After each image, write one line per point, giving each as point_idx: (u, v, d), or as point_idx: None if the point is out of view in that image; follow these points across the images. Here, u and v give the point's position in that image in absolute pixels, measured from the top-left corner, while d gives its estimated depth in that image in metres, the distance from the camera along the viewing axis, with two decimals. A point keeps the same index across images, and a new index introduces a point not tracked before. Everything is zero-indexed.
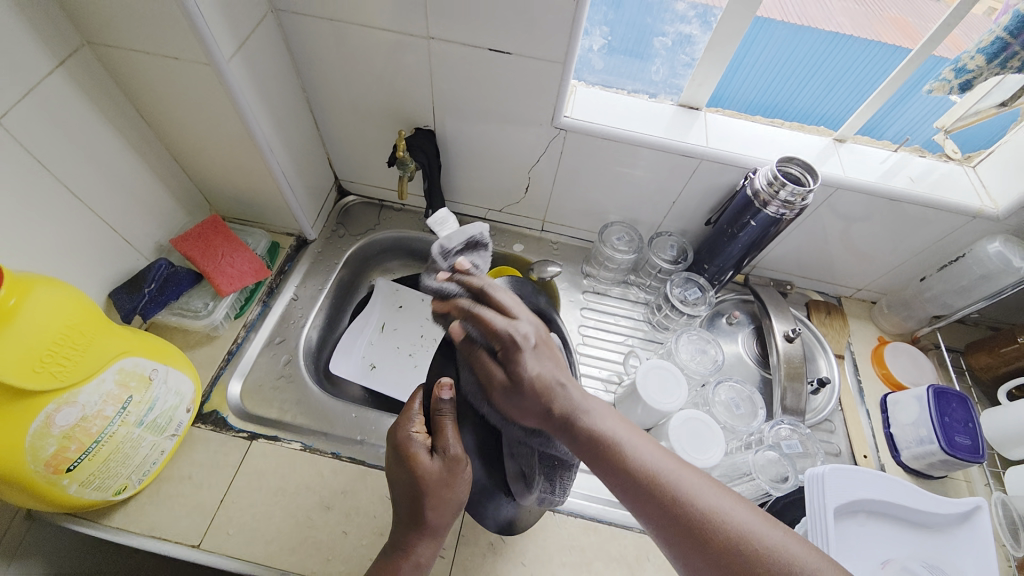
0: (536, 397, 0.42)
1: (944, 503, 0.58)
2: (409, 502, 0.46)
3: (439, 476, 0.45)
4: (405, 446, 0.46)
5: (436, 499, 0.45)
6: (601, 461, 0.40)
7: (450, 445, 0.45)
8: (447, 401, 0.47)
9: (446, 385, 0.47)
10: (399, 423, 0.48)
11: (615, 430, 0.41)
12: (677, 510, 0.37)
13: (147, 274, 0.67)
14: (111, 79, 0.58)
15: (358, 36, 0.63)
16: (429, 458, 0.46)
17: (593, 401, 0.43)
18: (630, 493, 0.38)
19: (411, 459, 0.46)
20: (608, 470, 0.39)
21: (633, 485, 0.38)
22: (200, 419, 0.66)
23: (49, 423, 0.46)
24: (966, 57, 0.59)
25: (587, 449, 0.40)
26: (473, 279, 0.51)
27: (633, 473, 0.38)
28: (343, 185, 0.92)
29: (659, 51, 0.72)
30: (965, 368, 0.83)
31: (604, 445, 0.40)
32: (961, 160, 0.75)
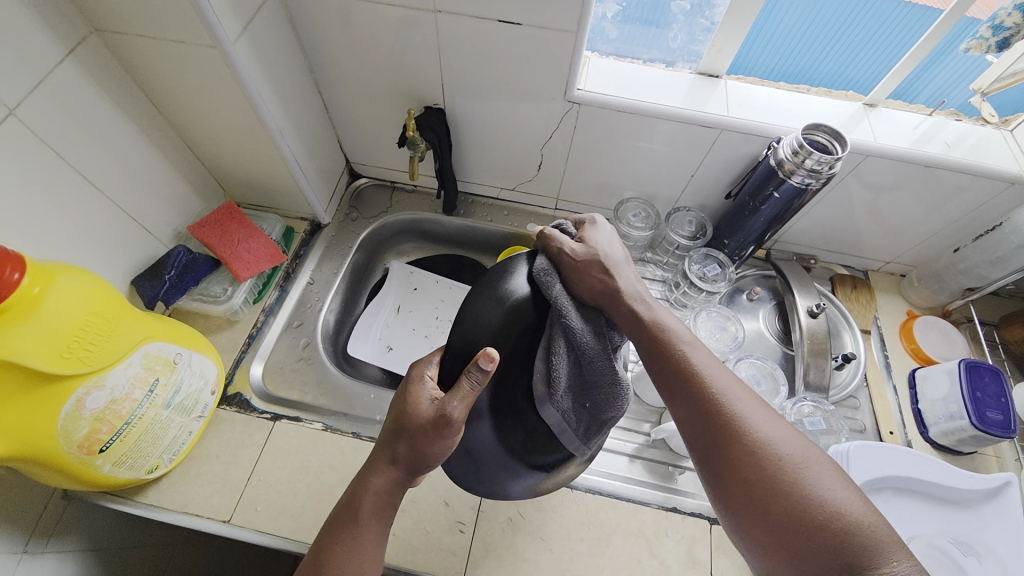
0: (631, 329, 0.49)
1: (972, 479, 0.56)
2: (390, 434, 0.45)
3: (424, 425, 0.43)
4: (415, 382, 0.46)
5: (409, 444, 0.44)
6: (670, 378, 0.47)
7: (451, 408, 0.42)
8: (477, 374, 0.41)
9: (492, 357, 0.41)
10: (424, 359, 0.48)
11: (694, 359, 0.46)
12: (730, 430, 0.42)
13: (167, 261, 0.67)
14: (121, 66, 0.58)
15: (364, 12, 0.62)
16: (427, 403, 0.44)
17: (679, 328, 0.49)
18: (683, 395, 0.45)
19: (412, 396, 0.45)
20: (663, 366, 0.47)
21: (695, 404, 0.44)
22: (225, 401, 0.67)
23: (79, 406, 0.47)
24: (1003, 14, 0.59)
25: (660, 367, 0.48)
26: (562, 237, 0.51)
27: (696, 394, 0.44)
28: (354, 168, 0.92)
29: (677, 16, 0.68)
30: (999, 342, 0.80)
31: (676, 365, 0.46)
32: (998, 124, 0.71)
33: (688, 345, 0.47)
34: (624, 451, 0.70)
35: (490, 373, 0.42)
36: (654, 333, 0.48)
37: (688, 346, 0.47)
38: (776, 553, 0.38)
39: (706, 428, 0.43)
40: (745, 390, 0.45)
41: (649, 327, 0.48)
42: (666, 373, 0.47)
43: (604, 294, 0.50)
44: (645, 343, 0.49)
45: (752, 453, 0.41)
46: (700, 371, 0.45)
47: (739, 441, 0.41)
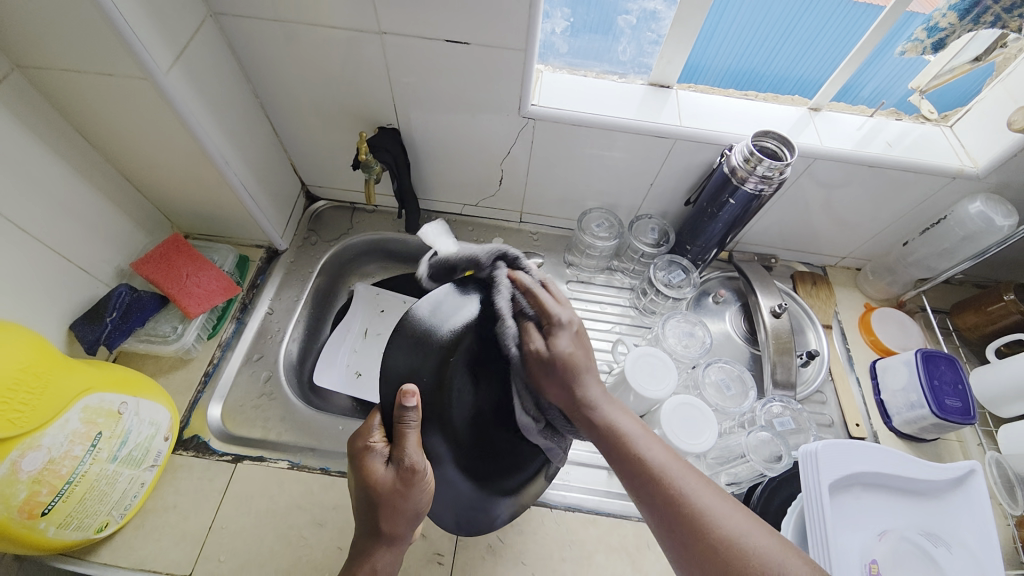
0: (563, 385, 0.52)
1: (937, 470, 0.58)
2: (365, 512, 0.45)
3: (393, 485, 0.43)
4: (363, 454, 0.45)
5: (388, 511, 0.44)
6: (614, 454, 0.47)
7: (405, 455, 0.43)
8: (412, 410, 0.44)
9: (413, 390, 0.44)
10: (361, 430, 0.47)
11: (631, 434, 0.47)
12: (675, 503, 0.42)
13: (108, 302, 0.63)
14: (47, 102, 0.55)
15: (308, 35, 0.60)
16: (384, 468, 0.44)
17: (610, 403, 0.50)
18: (628, 471, 0.45)
19: (365, 468, 0.44)
20: (627, 469, 0.45)
21: (641, 480, 0.44)
22: (181, 446, 0.64)
23: (14, 470, 0.44)
24: (937, 15, 0.58)
25: (606, 443, 0.48)
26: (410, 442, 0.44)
27: (641, 470, 0.45)
28: (311, 191, 0.89)
29: (625, 29, 0.68)
30: (952, 329, 0.83)
31: (619, 441, 0.47)
32: (937, 120, 0.74)
33: (643, 440, 0.47)
34: (601, 464, 0.68)
35: (418, 405, 0.44)
36: (614, 435, 0.48)
37: (641, 440, 0.47)
38: None
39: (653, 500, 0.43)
40: (686, 465, 0.45)
41: (612, 431, 0.48)
42: (612, 449, 0.47)
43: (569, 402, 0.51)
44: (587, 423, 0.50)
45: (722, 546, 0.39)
46: (658, 466, 0.44)
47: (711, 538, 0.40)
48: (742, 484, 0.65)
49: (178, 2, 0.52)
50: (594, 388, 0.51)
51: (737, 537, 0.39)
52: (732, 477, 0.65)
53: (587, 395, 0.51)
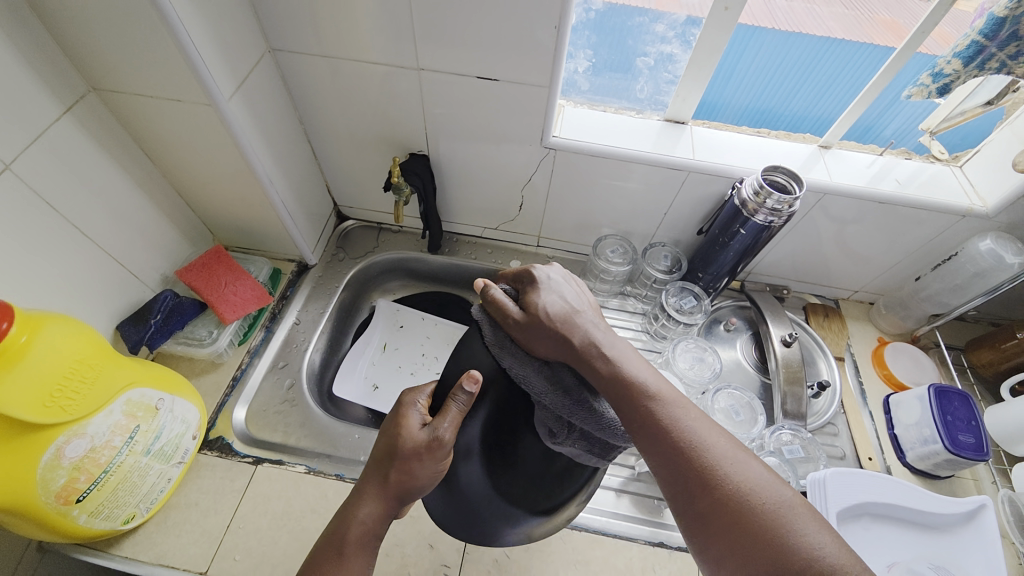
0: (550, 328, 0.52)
1: (946, 503, 0.58)
2: (379, 459, 0.46)
3: (419, 446, 0.45)
4: (407, 407, 0.49)
5: (401, 469, 0.45)
6: (620, 397, 0.47)
7: (444, 427, 0.46)
8: (467, 391, 0.47)
9: (477, 377, 0.48)
10: (414, 387, 0.51)
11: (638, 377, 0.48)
12: (684, 453, 0.42)
13: (153, 305, 0.68)
14: (118, 122, 0.61)
15: (352, 69, 0.66)
16: (419, 427, 0.47)
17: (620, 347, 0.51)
18: (635, 414, 0.46)
19: (401, 419, 0.47)
20: (634, 412, 0.46)
21: (650, 426, 0.44)
22: (207, 446, 0.67)
23: (58, 455, 0.47)
24: (942, 61, 0.60)
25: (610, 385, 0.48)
26: (448, 423, 0.46)
27: (649, 414, 0.45)
28: (342, 211, 0.95)
29: (643, 70, 0.74)
30: (967, 366, 0.83)
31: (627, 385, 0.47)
32: (948, 160, 0.76)
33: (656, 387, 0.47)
34: (610, 486, 0.70)
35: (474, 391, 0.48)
36: (628, 384, 0.47)
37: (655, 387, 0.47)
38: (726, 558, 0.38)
39: (659, 443, 0.43)
40: (709, 422, 0.44)
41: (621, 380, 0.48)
42: (618, 393, 0.47)
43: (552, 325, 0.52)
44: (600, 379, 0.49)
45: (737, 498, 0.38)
46: (670, 411, 0.44)
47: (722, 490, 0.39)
48: None
49: (242, 39, 0.59)
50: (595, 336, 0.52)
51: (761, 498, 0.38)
52: None
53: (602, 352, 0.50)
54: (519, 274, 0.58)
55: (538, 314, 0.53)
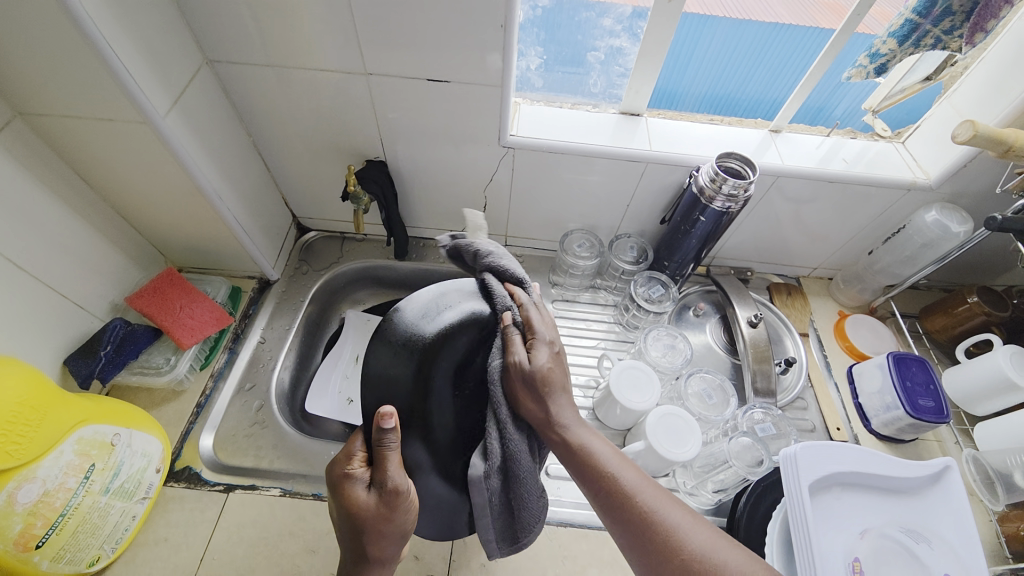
0: (535, 406, 0.47)
1: (914, 467, 0.60)
2: (352, 537, 0.44)
3: (377, 510, 0.43)
4: (343, 482, 0.44)
5: (375, 534, 0.43)
6: (588, 480, 0.45)
7: (387, 478, 0.43)
8: (391, 432, 0.43)
9: (390, 413, 0.43)
10: (338, 456, 0.46)
11: (603, 455, 0.46)
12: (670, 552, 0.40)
13: (102, 336, 0.65)
14: (49, 147, 0.58)
15: (297, 77, 0.64)
16: (367, 494, 0.43)
17: (583, 425, 0.48)
18: (606, 502, 0.44)
19: (347, 496, 0.43)
20: (604, 499, 0.44)
21: (627, 517, 0.43)
22: (173, 478, 0.64)
23: (10, 502, 0.44)
24: (879, 42, 0.62)
25: (578, 467, 0.46)
26: (389, 474, 0.43)
27: (624, 502, 0.43)
28: (302, 223, 0.92)
29: (594, 64, 0.74)
30: (922, 332, 0.87)
31: (592, 464, 0.45)
32: (891, 137, 0.80)
33: (619, 467, 0.45)
34: None
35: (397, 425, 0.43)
36: (597, 467, 0.45)
37: (620, 470, 0.45)
38: None
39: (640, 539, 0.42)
40: (681, 506, 0.43)
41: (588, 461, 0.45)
42: (586, 475, 0.45)
43: (540, 422, 0.47)
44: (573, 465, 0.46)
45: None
46: (638, 495, 0.43)
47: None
48: (729, 490, 0.68)
49: (176, 52, 0.57)
50: (567, 416, 0.47)
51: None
52: (718, 483, 0.68)
53: (605, 466, 0.45)
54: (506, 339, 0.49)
55: (525, 395, 0.47)
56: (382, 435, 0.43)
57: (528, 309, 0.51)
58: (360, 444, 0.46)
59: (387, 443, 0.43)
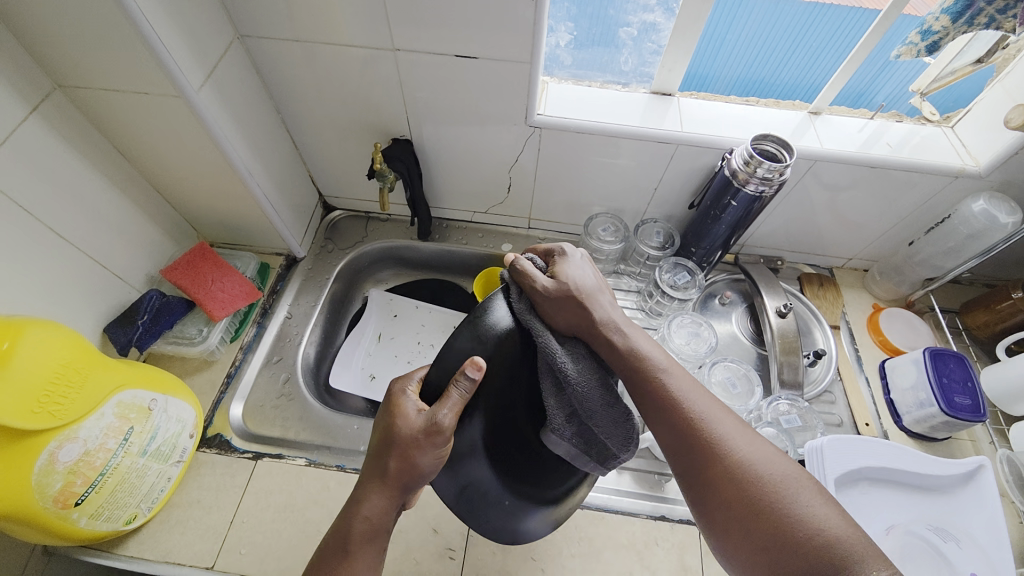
0: (568, 308, 0.48)
1: (945, 465, 0.58)
2: (377, 449, 0.45)
3: (414, 434, 0.44)
4: (399, 395, 0.47)
5: (405, 459, 0.44)
6: (632, 374, 0.47)
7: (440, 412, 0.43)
8: (468, 378, 0.43)
9: (479, 363, 0.43)
10: (407, 374, 0.49)
11: (651, 355, 0.48)
12: (710, 450, 0.43)
13: (140, 305, 0.67)
14: (89, 120, 0.59)
15: (326, 52, 0.64)
16: (416, 414, 0.45)
17: (632, 328, 0.50)
18: (649, 399, 0.46)
19: (397, 408, 0.46)
20: (648, 394, 0.46)
21: (667, 412, 0.45)
22: (205, 444, 0.67)
23: (52, 460, 0.47)
24: (931, 18, 0.58)
25: (623, 364, 0.48)
26: (443, 411, 0.43)
27: (666, 398, 0.45)
28: (328, 201, 0.93)
29: (626, 41, 0.72)
30: (961, 328, 0.83)
31: (638, 362, 0.47)
32: (939, 121, 0.75)
33: (671, 373, 0.47)
34: None
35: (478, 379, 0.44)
36: (641, 363, 0.47)
37: (671, 374, 0.47)
38: (750, 551, 0.39)
39: (682, 437, 0.44)
40: (727, 414, 0.45)
41: (635, 358, 0.47)
42: (631, 375, 0.47)
43: (583, 327, 0.49)
44: (619, 360, 0.48)
45: (797, 536, 0.37)
46: (683, 397, 0.45)
47: (780, 526, 0.38)
48: None
49: (208, 25, 0.57)
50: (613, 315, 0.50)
51: (815, 527, 0.37)
52: None
53: (656, 374, 0.47)
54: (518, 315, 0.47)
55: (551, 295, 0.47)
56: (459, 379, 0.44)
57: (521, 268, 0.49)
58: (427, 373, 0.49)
59: (458, 387, 0.44)
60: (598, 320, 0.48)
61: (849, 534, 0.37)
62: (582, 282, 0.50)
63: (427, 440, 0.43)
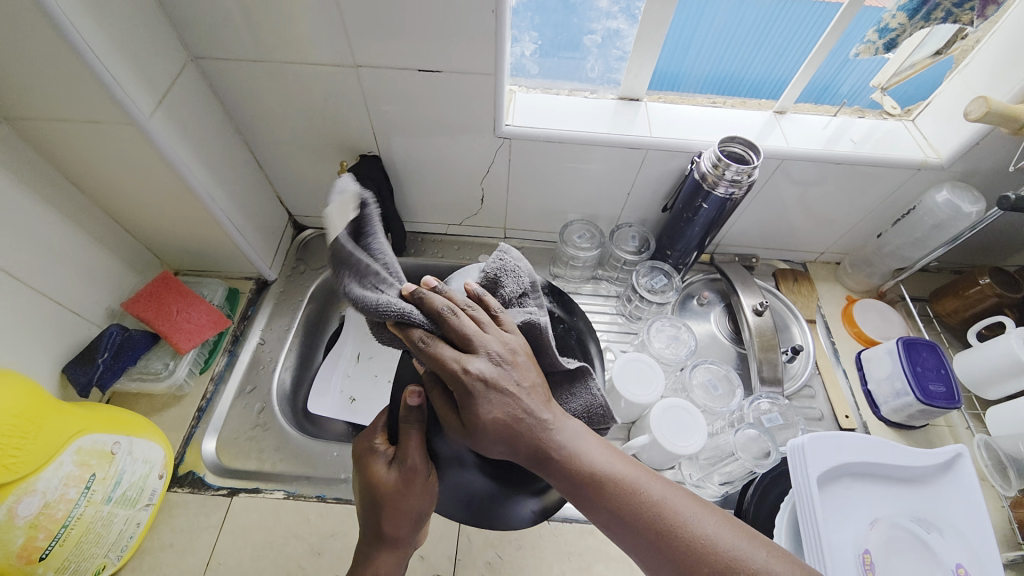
0: (498, 432, 0.41)
1: (922, 455, 0.59)
2: (369, 513, 0.46)
3: (396, 484, 0.45)
4: (368, 456, 0.48)
5: (396, 509, 0.45)
6: (576, 495, 0.41)
7: (409, 453, 0.46)
8: (415, 409, 0.47)
9: (416, 392, 0.48)
10: (366, 436, 0.50)
11: (589, 464, 0.41)
12: (681, 558, 0.38)
13: (99, 343, 0.64)
14: (37, 153, 0.56)
15: (285, 70, 0.62)
16: (388, 468, 0.46)
17: (564, 426, 0.43)
18: (603, 520, 0.40)
19: (371, 471, 0.46)
20: (602, 514, 0.41)
21: (627, 530, 0.40)
22: (177, 483, 0.64)
23: (10, 516, 0.44)
24: (888, 16, 0.60)
25: (564, 485, 0.41)
26: (410, 450, 0.46)
27: (621, 513, 0.40)
28: (298, 221, 0.91)
29: (591, 48, 0.72)
30: (932, 316, 0.85)
31: (580, 481, 0.41)
32: (900, 115, 0.76)
33: (616, 477, 0.41)
34: None
35: (420, 406, 0.48)
36: (583, 481, 0.41)
37: (619, 477, 0.41)
38: None
39: (651, 550, 0.39)
40: (684, 495, 0.41)
41: (574, 470, 0.41)
42: (576, 493, 0.41)
43: (512, 432, 0.41)
44: (559, 477, 0.42)
45: None
46: (639, 503, 0.40)
47: None
48: (736, 483, 0.66)
49: (158, 48, 0.55)
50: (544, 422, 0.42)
51: None
52: (725, 476, 0.66)
53: (601, 486, 0.40)
54: (440, 365, 0.43)
55: (485, 424, 0.40)
56: (411, 412, 0.47)
57: (473, 300, 0.45)
58: (387, 425, 0.50)
59: (412, 420, 0.47)
60: (533, 436, 0.41)
61: (732, 539, 0.39)
62: (510, 345, 0.43)
63: (411, 484, 0.46)
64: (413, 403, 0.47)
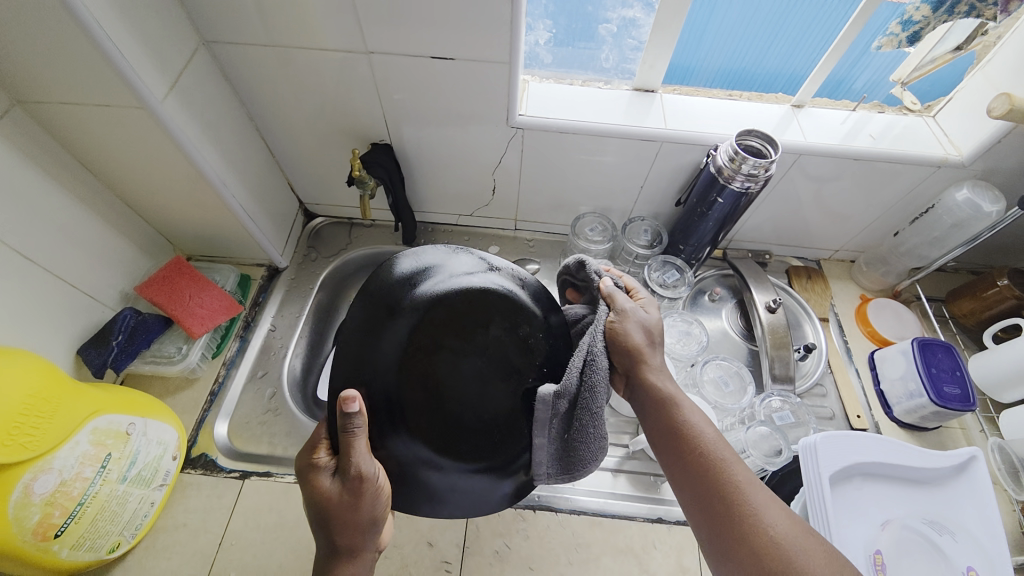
0: (625, 353, 0.49)
1: (938, 457, 0.58)
2: (320, 528, 0.44)
3: (343, 497, 0.43)
4: (310, 472, 0.44)
5: (346, 519, 0.44)
6: (657, 417, 0.47)
7: (352, 466, 0.43)
8: (356, 421, 0.42)
9: (353, 398, 0.42)
10: (305, 448, 0.46)
11: (679, 402, 0.47)
12: (728, 511, 0.41)
13: (113, 326, 0.65)
14: (52, 136, 0.57)
15: (297, 56, 0.62)
16: (333, 482, 0.43)
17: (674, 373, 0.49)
18: (671, 446, 0.46)
19: (314, 486, 0.43)
20: (671, 441, 0.46)
21: (687, 463, 0.44)
22: (190, 465, 0.65)
23: (28, 493, 0.45)
24: (911, 9, 0.59)
25: (652, 405, 0.48)
26: (357, 461, 0.43)
27: (687, 448, 0.45)
28: (309, 209, 0.91)
29: (606, 38, 0.70)
30: (948, 316, 0.84)
31: (667, 408, 0.47)
32: (921, 111, 0.75)
33: (698, 423, 0.46)
34: (606, 466, 0.69)
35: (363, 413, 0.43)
36: (668, 410, 0.47)
37: (699, 427, 0.45)
38: None
39: (701, 493, 0.43)
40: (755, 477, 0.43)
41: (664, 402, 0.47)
42: (657, 416, 0.47)
43: (627, 357, 0.49)
44: (648, 401, 0.48)
45: None
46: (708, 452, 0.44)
47: None
48: None
49: (171, 31, 0.55)
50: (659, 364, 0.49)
51: None
52: None
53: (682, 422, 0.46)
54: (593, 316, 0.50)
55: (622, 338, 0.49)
56: (350, 424, 0.42)
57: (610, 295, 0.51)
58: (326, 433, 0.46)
59: (354, 429, 0.42)
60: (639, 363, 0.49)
61: None
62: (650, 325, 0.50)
63: (359, 494, 0.43)
64: (351, 415, 0.42)
